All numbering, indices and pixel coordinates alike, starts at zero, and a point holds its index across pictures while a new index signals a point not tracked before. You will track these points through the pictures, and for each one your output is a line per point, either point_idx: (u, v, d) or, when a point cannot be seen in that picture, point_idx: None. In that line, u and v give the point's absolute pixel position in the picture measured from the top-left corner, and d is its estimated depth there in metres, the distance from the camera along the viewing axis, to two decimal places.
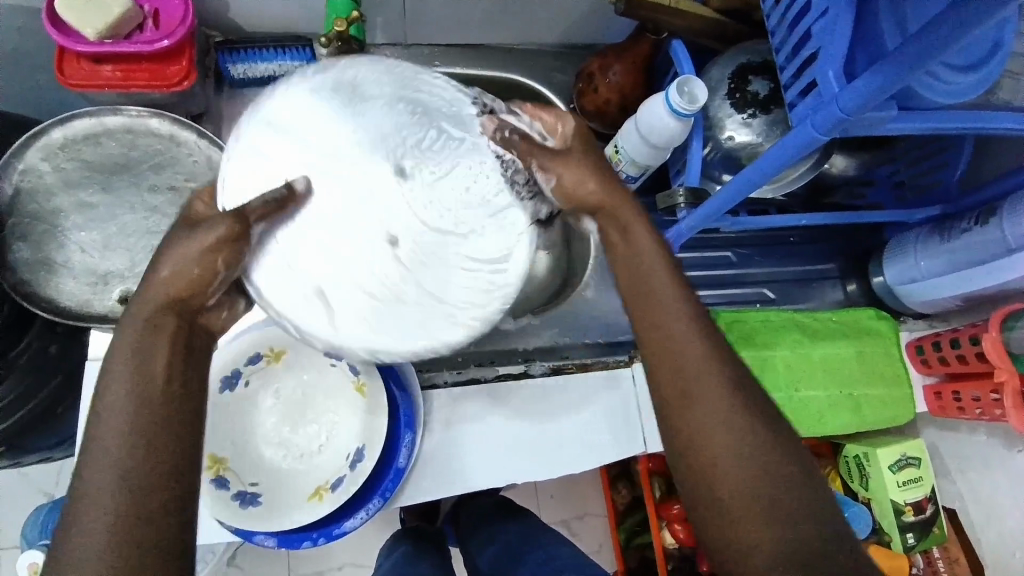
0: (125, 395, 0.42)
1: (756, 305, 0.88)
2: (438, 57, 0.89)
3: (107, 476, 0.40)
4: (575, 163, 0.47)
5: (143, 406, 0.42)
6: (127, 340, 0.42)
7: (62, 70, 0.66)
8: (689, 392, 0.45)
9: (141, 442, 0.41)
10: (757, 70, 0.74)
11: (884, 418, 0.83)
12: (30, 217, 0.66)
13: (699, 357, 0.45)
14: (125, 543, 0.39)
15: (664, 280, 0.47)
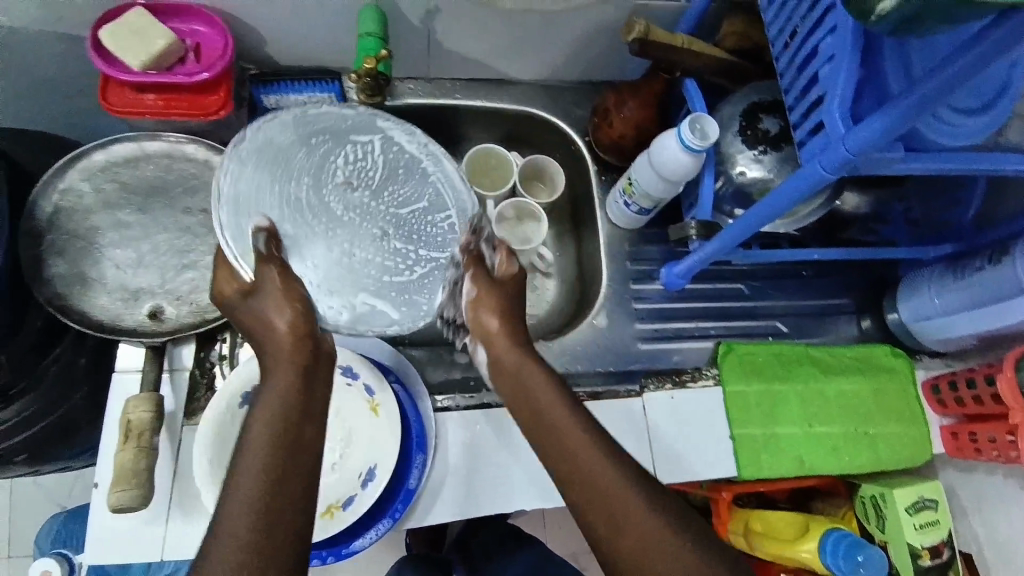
0: (273, 413, 0.51)
1: (769, 338, 0.88)
2: (459, 90, 0.93)
3: (254, 478, 0.47)
4: (491, 292, 0.62)
5: (286, 423, 0.51)
6: (277, 376, 0.53)
7: (107, 98, 0.70)
8: (603, 489, 0.51)
9: (274, 466, 0.48)
10: (768, 108, 0.76)
11: (902, 457, 0.81)
12: (68, 234, 0.69)
13: (581, 438, 0.54)
14: (262, 538, 0.45)
15: (560, 402, 0.57)
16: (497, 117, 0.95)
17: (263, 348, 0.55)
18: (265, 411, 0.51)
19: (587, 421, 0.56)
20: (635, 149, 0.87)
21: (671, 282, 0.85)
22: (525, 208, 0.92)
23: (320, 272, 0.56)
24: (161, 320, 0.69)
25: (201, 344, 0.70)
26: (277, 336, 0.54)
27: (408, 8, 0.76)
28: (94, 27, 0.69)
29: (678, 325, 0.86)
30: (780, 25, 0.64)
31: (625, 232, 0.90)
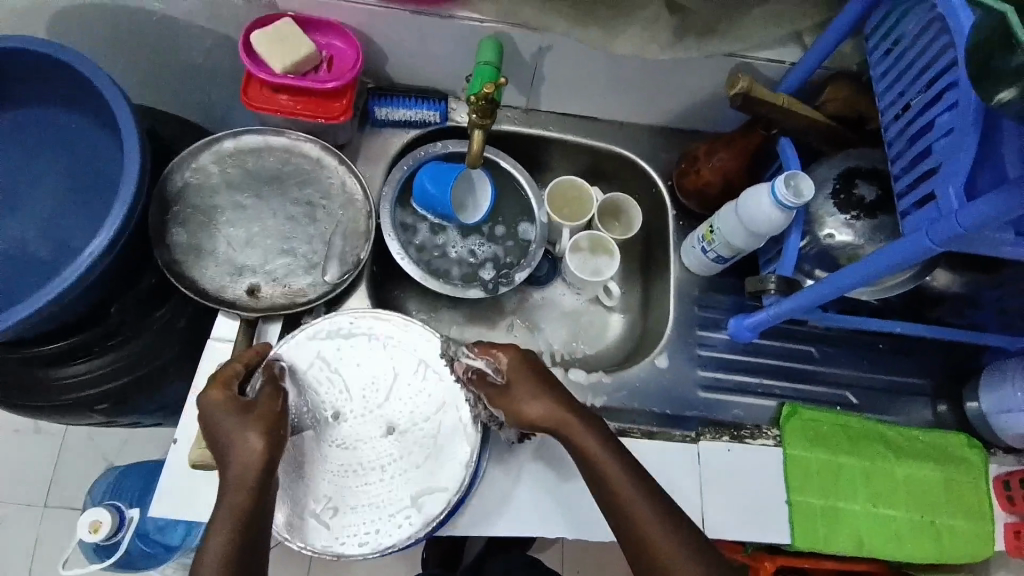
0: (234, 518, 0.53)
1: (837, 408, 0.85)
2: (553, 123, 0.97)
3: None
4: (511, 394, 0.64)
5: (246, 530, 0.53)
6: (234, 489, 0.54)
7: (248, 94, 0.79)
8: (665, 564, 0.56)
9: (232, 560, 0.52)
10: (866, 175, 0.76)
11: (967, 554, 0.77)
12: (193, 207, 0.77)
13: (636, 500, 0.58)
14: None
15: (617, 472, 0.60)
16: (583, 151, 0.99)
17: (224, 454, 0.56)
18: (226, 511, 0.53)
19: (641, 482, 0.60)
20: (720, 199, 0.88)
21: (739, 333, 0.84)
22: (600, 241, 0.95)
23: (358, 495, 0.66)
24: (257, 298, 0.75)
25: (287, 324, 0.76)
26: (241, 462, 0.55)
27: (522, 43, 0.83)
28: (247, 31, 0.78)
29: (742, 378, 0.85)
30: (894, 95, 0.66)
31: (697, 277, 0.90)
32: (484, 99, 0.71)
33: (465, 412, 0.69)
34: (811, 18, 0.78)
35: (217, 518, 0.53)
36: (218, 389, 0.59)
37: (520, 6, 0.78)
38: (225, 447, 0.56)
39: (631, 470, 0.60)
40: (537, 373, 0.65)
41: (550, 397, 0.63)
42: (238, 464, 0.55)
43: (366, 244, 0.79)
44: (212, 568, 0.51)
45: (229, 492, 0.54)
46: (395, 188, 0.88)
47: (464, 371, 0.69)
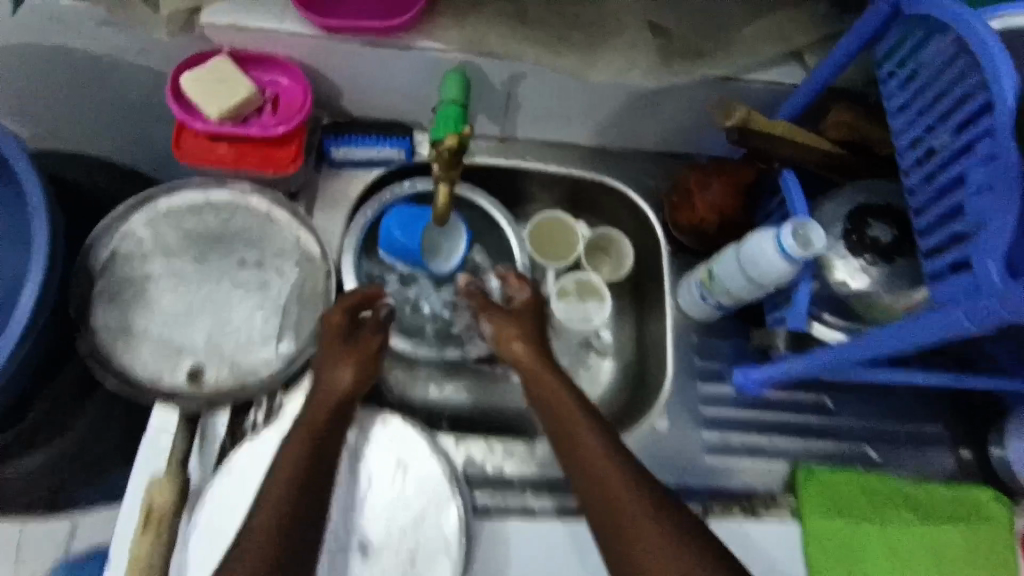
0: (299, 448, 0.57)
1: (858, 467, 0.78)
2: (531, 153, 0.88)
3: (265, 533, 0.51)
4: (510, 321, 0.73)
5: (320, 423, 0.60)
6: (296, 437, 0.58)
7: (179, 144, 0.69)
8: (619, 502, 0.56)
9: (280, 521, 0.52)
10: (879, 214, 0.68)
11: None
12: (121, 281, 0.67)
13: (607, 471, 0.58)
14: (285, 521, 0.52)
15: (573, 407, 0.64)
16: (567, 183, 0.89)
17: (308, 400, 0.63)
18: (291, 453, 0.57)
19: (614, 460, 0.59)
20: (718, 236, 0.80)
21: (747, 387, 0.76)
22: (587, 283, 0.86)
23: None
24: (199, 383, 0.65)
25: (236, 410, 0.67)
26: (336, 380, 0.63)
27: (491, 72, 0.73)
28: (176, 72, 0.68)
29: (750, 439, 0.77)
30: (912, 133, 0.57)
31: (695, 322, 0.82)
32: (446, 151, 0.63)
33: (450, 520, 0.62)
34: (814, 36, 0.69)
35: (283, 464, 0.56)
36: (338, 313, 0.67)
37: (485, 32, 0.69)
38: (313, 387, 0.64)
39: (609, 445, 0.60)
40: (537, 314, 0.75)
41: (542, 360, 0.69)
42: (339, 371, 0.64)
43: (326, 310, 0.70)
44: (259, 528, 0.52)
45: (290, 439, 0.58)
46: (357, 237, 0.78)
47: (467, 283, 0.78)
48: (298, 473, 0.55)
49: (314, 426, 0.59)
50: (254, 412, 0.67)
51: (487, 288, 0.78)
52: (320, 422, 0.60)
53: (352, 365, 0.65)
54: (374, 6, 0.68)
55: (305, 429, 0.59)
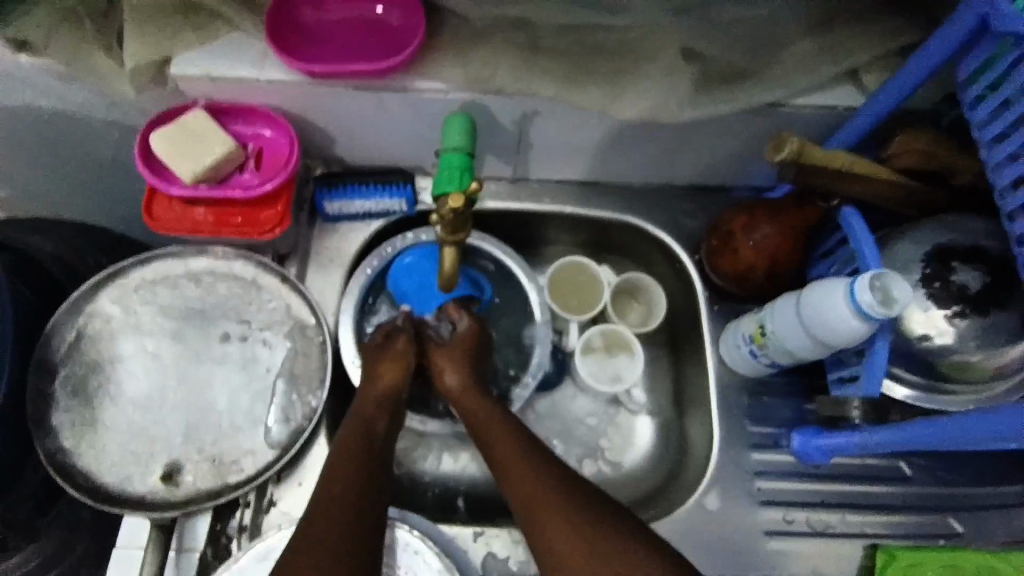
0: (354, 446, 0.56)
1: (942, 545, 0.66)
2: (548, 194, 0.79)
3: (319, 548, 0.49)
4: (450, 356, 0.65)
5: (372, 434, 0.58)
6: (341, 442, 0.57)
7: (152, 213, 0.61)
8: (587, 533, 0.53)
9: (335, 533, 0.50)
10: (961, 255, 0.58)
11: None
12: (87, 368, 0.59)
13: (574, 517, 0.54)
14: (347, 535, 0.51)
15: (513, 440, 0.60)
16: (588, 223, 0.80)
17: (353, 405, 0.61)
18: (342, 457, 0.55)
19: (581, 501, 0.55)
20: (766, 282, 0.70)
21: (807, 453, 0.65)
22: (615, 336, 0.77)
23: None
24: (176, 484, 0.56)
25: (219, 512, 0.57)
26: (375, 386, 0.61)
27: (501, 111, 0.65)
28: (145, 132, 0.61)
29: (818, 516, 0.66)
30: (1015, 166, 0.50)
31: (743, 379, 0.72)
32: (450, 211, 0.54)
33: None
34: (872, 53, 0.60)
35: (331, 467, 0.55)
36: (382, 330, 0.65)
37: (494, 66, 0.61)
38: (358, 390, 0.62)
39: (570, 488, 0.56)
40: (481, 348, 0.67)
41: (477, 392, 0.64)
42: (382, 378, 0.61)
43: (321, 389, 0.62)
44: (312, 549, 0.49)
45: (338, 445, 0.57)
46: (355, 299, 0.69)
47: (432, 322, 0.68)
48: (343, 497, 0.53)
49: (365, 432, 0.58)
50: (241, 511, 0.58)
51: (428, 329, 0.68)
52: (371, 419, 0.59)
53: (397, 368, 0.63)
54: (364, 46, 0.60)
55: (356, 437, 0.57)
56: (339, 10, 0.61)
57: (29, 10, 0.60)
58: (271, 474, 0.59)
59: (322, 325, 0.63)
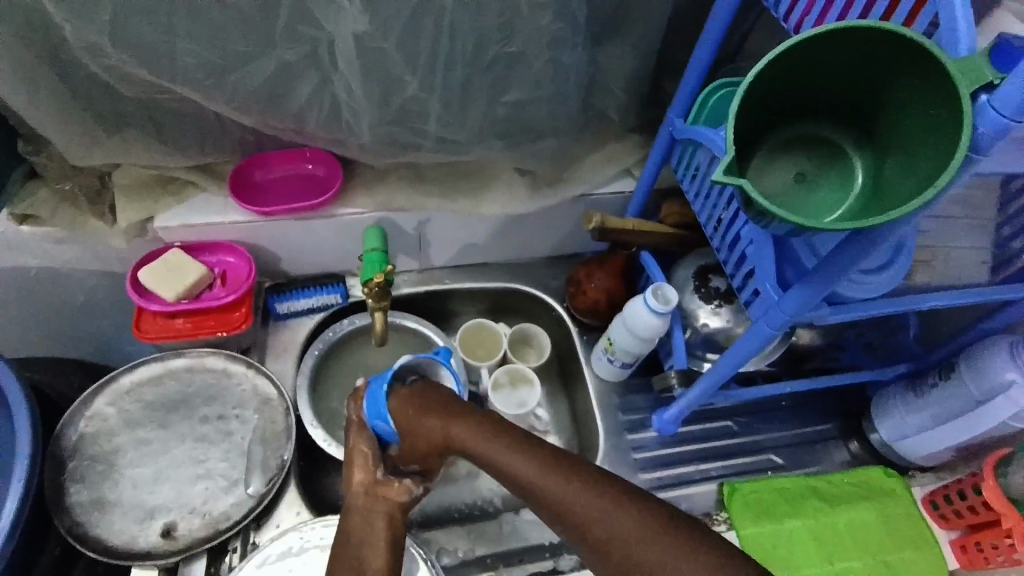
0: (353, 524, 0.67)
1: (769, 473, 0.92)
2: (449, 276, 1.05)
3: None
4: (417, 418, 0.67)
5: (360, 510, 0.68)
6: (348, 522, 0.68)
7: (140, 327, 0.80)
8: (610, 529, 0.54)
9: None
10: (715, 269, 0.90)
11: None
12: (90, 458, 0.74)
13: (551, 484, 0.57)
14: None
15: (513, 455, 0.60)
16: (483, 293, 1.06)
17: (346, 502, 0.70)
18: (345, 533, 0.67)
19: (572, 474, 0.58)
20: (610, 311, 0.98)
21: (664, 427, 0.89)
22: (516, 372, 0.98)
23: None
24: (173, 538, 0.71)
25: (212, 558, 0.72)
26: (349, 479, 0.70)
27: (403, 222, 0.92)
28: (135, 269, 0.81)
29: (679, 470, 0.91)
30: (706, 211, 0.77)
31: (612, 384, 0.97)
32: (376, 287, 0.80)
33: None
34: (634, 157, 0.95)
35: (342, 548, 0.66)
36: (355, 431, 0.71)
37: (393, 193, 0.89)
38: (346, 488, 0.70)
39: (544, 466, 0.59)
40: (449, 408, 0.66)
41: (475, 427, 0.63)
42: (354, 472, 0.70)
43: (288, 444, 0.78)
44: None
45: (343, 528, 0.67)
46: (308, 373, 0.88)
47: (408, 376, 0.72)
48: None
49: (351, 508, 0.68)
50: (230, 555, 0.73)
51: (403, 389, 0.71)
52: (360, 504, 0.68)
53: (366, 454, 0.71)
54: (301, 192, 0.87)
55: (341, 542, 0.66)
56: (279, 169, 0.87)
57: (34, 194, 0.80)
58: (252, 519, 0.74)
59: (283, 396, 0.81)
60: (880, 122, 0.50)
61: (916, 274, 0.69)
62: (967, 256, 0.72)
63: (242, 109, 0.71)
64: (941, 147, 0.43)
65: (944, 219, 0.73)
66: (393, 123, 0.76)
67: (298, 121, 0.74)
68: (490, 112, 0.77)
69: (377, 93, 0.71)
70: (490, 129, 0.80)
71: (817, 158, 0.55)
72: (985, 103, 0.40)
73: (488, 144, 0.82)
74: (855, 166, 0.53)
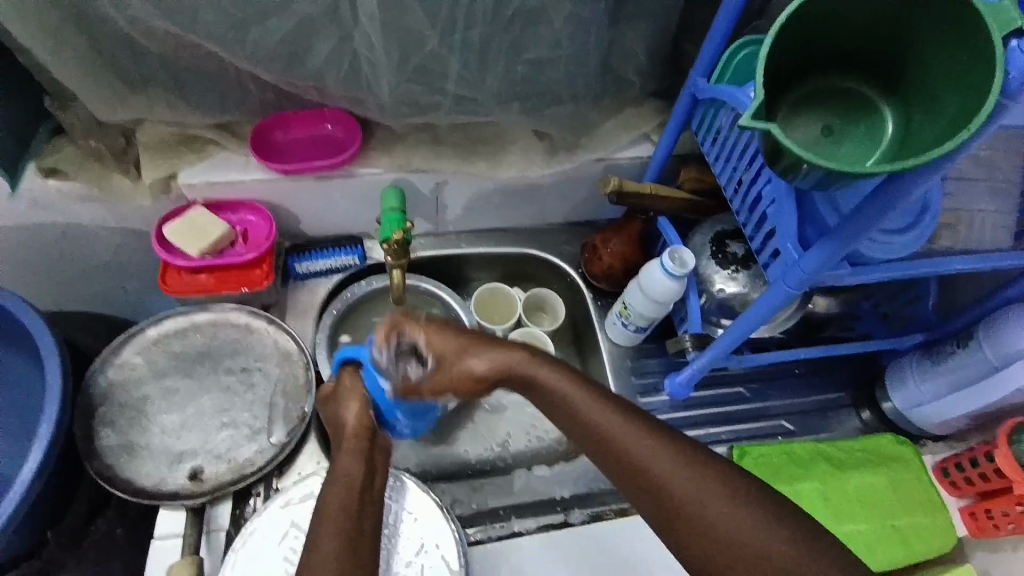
0: (353, 462, 0.63)
1: (779, 438, 0.93)
2: (465, 240, 1.05)
3: (336, 538, 0.56)
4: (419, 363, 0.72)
5: (361, 448, 0.65)
6: (345, 457, 0.64)
7: (166, 281, 0.82)
8: (645, 473, 0.56)
9: (346, 525, 0.57)
10: (733, 235, 0.89)
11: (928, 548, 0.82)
12: (120, 405, 0.78)
13: (641, 448, 0.56)
14: (350, 525, 0.57)
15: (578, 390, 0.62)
16: (498, 259, 1.06)
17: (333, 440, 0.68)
18: (346, 466, 0.63)
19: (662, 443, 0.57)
20: (625, 277, 0.98)
21: (676, 392, 0.91)
22: (532, 336, 0.99)
23: None
24: (199, 481, 0.74)
25: (237, 501, 0.76)
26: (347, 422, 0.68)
27: (420, 184, 0.92)
28: (159, 225, 0.83)
29: (689, 434, 0.92)
30: (727, 173, 0.76)
31: (626, 349, 0.98)
32: (396, 244, 0.81)
33: (448, 549, 0.68)
34: (653, 122, 0.94)
35: (336, 484, 0.61)
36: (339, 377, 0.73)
37: (411, 155, 0.89)
38: (334, 429, 0.69)
39: (631, 431, 0.58)
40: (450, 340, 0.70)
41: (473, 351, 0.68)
42: (351, 419, 0.68)
43: (309, 397, 0.80)
44: (330, 546, 0.55)
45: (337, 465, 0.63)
46: (327, 332, 0.90)
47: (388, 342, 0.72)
48: (348, 526, 0.57)
49: (355, 440, 0.66)
50: (253, 499, 0.76)
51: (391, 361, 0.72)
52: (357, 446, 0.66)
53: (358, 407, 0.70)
54: (320, 153, 0.87)
55: (341, 484, 0.60)
56: (299, 130, 0.87)
57: (60, 150, 0.82)
58: (275, 467, 0.77)
59: (304, 351, 0.82)
60: (910, 72, 0.49)
61: (940, 238, 0.68)
62: (990, 220, 0.71)
63: (262, 66, 0.72)
64: (975, 90, 0.42)
65: (969, 182, 0.72)
66: (412, 81, 0.75)
67: (318, 80, 0.74)
68: (509, 71, 0.76)
69: (397, 49, 0.71)
70: (509, 90, 0.79)
71: (843, 111, 0.54)
72: (1018, 46, 0.40)
73: (507, 105, 0.81)
74: (884, 118, 0.52)
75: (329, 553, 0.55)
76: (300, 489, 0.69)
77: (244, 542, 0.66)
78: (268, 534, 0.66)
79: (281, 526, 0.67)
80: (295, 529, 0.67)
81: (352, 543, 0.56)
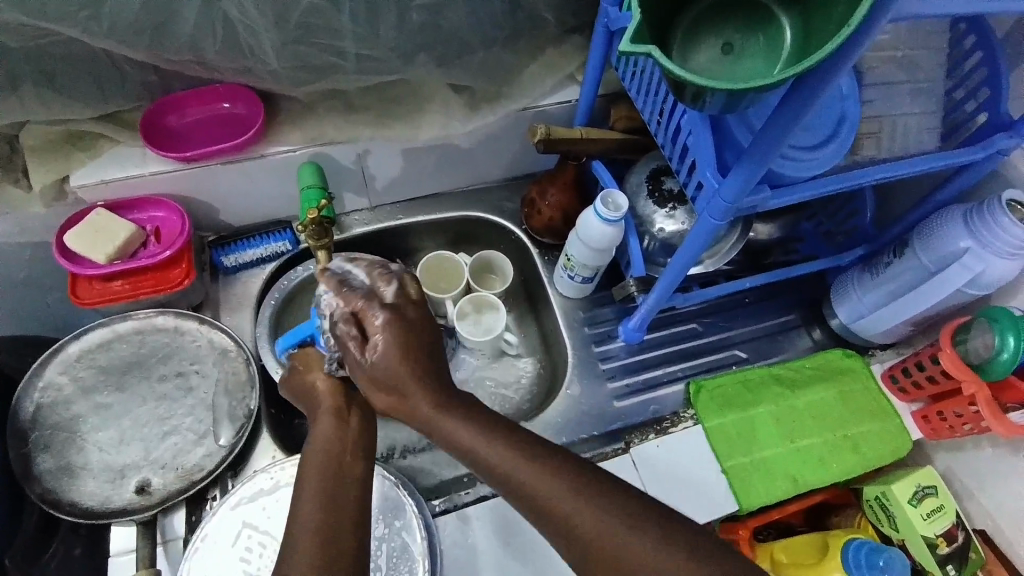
0: (330, 429, 0.62)
1: (733, 367, 0.94)
2: (400, 211, 1.01)
3: (321, 492, 0.56)
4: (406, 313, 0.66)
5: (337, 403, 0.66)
6: (321, 423, 0.63)
7: (77, 293, 0.77)
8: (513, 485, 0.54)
9: (331, 473, 0.57)
10: (668, 171, 0.87)
11: (766, 494, 0.82)
12: (52, 428, 0.74)
13: (517, 474, 0.54)
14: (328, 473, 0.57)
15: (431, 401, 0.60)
16: (440, 225, 1.02)
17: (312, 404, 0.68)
18: (320, 425, 0.63)
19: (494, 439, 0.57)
20: (566, 228, 0.96)
21: (631, 336, 0.92)
22: (480, 299, 0.95)
23: None
24: (148, 494, 0.72)
25: (191, 507, 0.74)
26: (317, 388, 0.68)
27: (340, 156, 0.87)
28: (59, 234, 0.77)
29: (646, 375, 0.93)
30: (649, 107, 0.73)
31: (577, 300, 0.97)
32: (313, 223, 0.76)
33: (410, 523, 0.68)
34: (576, 62, 0.89)
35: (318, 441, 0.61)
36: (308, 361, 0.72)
37: (323, 125, 0.84)
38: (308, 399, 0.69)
39: (487, 437, 0.57)
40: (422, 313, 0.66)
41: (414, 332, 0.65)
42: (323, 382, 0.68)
43: (252, 392, 0.78)
44: (313, 498, 0.55)
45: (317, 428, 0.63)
46: (267, 324, 0.87)
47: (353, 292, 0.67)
48: (338, 484, 0.57)
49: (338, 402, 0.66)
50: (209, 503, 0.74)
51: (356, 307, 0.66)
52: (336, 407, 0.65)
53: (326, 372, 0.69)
54: (222, 135, 0.81)
55: (323, 450, 0.60)
56: (196, 112, 0.81)
57: None
58: (225, 467, 0.75)
59: (241, 347, 0.80)
60: None
61: (863, 148, 0.68)
62: (914, 123, 0.70)
63: (128, 43, 0.65)
64: None
65: (889, 86, 0.71)
66: (299, 42, 0.70)
67: (196, 51, 0.68)
68: (403, 19, 0.71)
69: (272, 8, 0.65)
70: (410, 41, 0.74)
71: (741, 25, 0.51)
72: None
73: (412, 59, 0.76)
74: (781, 27, 0.49)
75: (314, 514, 0.54)
76: (248, 489, 0.68)
77: (196, 549, 0.64)
78: (220, 537, 0.65)
79: (232, 527, 0.66)
80: (247, 529, 0.66)
81: (334, 499, 0.55)
